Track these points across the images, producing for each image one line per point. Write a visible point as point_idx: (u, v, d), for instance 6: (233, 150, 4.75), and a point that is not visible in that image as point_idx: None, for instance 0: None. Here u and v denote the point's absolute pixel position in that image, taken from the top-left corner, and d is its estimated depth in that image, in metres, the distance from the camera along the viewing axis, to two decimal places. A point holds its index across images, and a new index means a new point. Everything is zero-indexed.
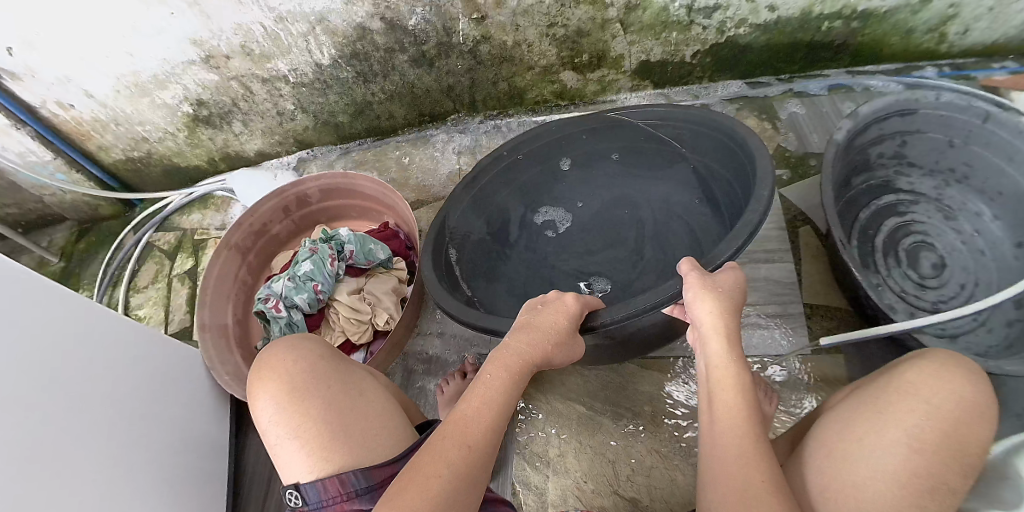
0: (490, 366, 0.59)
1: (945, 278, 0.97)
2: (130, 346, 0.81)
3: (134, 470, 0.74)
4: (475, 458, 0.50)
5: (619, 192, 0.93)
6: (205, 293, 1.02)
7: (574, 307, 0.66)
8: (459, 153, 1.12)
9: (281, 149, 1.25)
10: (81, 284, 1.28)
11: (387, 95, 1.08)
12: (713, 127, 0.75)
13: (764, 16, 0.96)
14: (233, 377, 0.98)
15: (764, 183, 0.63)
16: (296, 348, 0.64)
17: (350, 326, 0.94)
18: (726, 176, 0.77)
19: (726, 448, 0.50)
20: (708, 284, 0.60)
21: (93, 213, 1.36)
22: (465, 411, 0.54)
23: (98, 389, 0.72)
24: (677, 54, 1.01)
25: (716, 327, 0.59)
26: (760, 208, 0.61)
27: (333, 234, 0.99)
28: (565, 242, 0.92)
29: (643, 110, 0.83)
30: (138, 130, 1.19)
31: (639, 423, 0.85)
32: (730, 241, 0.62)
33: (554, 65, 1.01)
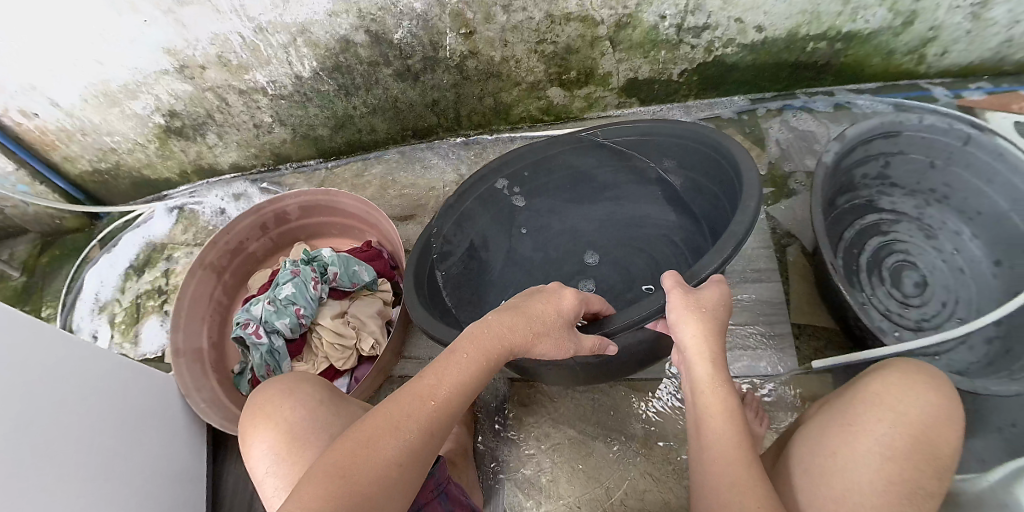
0: (466, 345, 0.53)
1: (927, 296, 0.98)
2: (100, 372, 0.75)
3: (103, 507, 0.68)
4: (430, 444, 0.47)
5: (608, 209, 0.92)
6: (178, 314, 0.96)
7: (571, 307, 0.59)
8: (444, 168, 1.09)
9: (258, 163, 1.20)
10: (42, 301, 1.20)
11: (369, 109, 1.05)
12: (699, 141, 0.74)
13: (752, 36, 0.97)
14: (210, 405, 0.92)
15: (751, 194, 0.62)
16: (294, 394, 0.60)
17: (333, 352, 0.90)
18: (713, 188, 0.75)
19: (718, 477, 0.49)
20: (692, 303, 0.56)
21: (56, 226, 1.29)
22: (428, 389, 0.50)
23: (63, 420, 0.66)
24: (664, 72, 1.01)
25: (700, 336, 0.56)
26: (749, 213, 0.59)
27: (315, 254, 0.96)
28: (553, 260, 0.91)
29: (625, 127, 0.81)
30: (106, 141, 1.13)
31: (631, 446, 0.83)
32: (717, 253, 0.59)
33: (541, 82, 1.00)
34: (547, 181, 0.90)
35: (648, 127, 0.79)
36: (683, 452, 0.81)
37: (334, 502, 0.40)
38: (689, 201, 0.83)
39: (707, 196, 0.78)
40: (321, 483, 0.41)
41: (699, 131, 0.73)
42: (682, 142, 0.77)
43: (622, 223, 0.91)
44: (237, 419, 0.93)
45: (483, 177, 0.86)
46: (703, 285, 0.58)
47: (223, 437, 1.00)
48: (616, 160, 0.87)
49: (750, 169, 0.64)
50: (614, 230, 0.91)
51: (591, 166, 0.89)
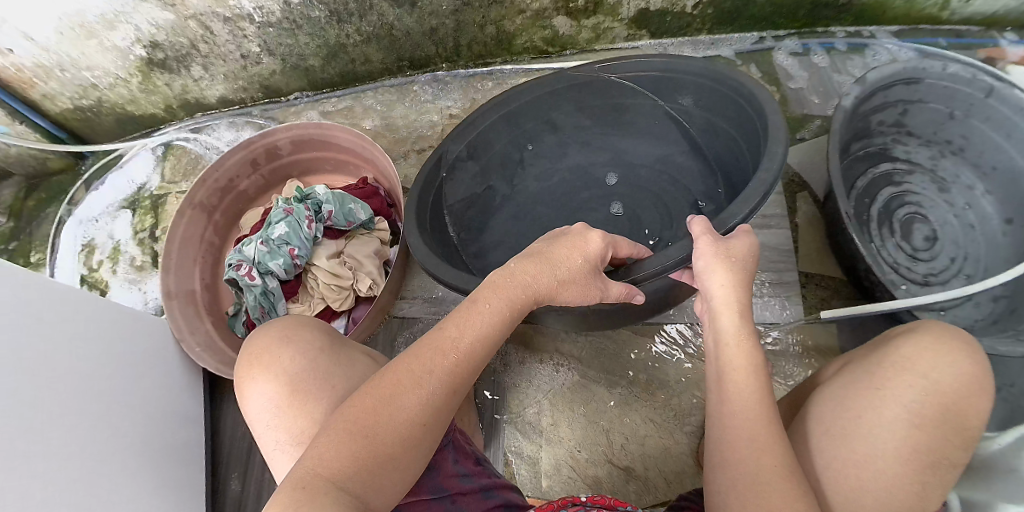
0: (489, 294, 0.50)
1: (936, 251, 0.95)
2: (88, 317, 0.73)
3: (99, 454, 0.68)
4: (451, 400, 0.46)
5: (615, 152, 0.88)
6: (168, 255, 0.94)
7: (597, 252, 0.54)
8: (443, 104, 1.04)
9: (246, 96, 1.15)
10: (32, 247, 1.17)
11: (363, 38, 0.98)
12: (718, 79, 0.70)
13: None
14: (205, 349, 0.91)
15: (777, 141, 0.59)
16: (292, 343, 0.58)
17: (330, 293, 0.88)
18: (732, 134, 0.72)
19: (734, 432, 0.48)
20: (722, 253, 0.53)
21: (41, 167, 1.24)
22: (449, 342, 0.47)
23: (46, 370, 0.64)
24: (678, 4, 0.94)
25: (732, 287, 0.53)
26: (774, 167, 0.57)
27: (309, 192, 0.91)
28: (557, 203, 0.88)
29: (640, 61, 0.76)
30: (86, 76, 1.07)
31: (633, 392, 0.82)
32: (741, 205, 0.57)
33: (547, 10, 0.92)
34: (551, 119, 0.85)
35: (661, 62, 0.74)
36: (685, 397, 0.81)
37: (357, 461, 0.40)
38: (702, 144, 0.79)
39: (722, 141, 0.75)
40: (344, 440, 0.41)
41: (715, 70, 0.69)
42: (695, 82, 0.73)
43: (629, 165, 0.87)
44: (232, 362, 0.92)
45: (483, 115, 0.81)
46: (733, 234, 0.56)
47: (221, 382, 0.99)
48: (623, 100, 0.82)
49: (776, 118, 0.60)
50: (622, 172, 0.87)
51: (596, 106, 0.84)
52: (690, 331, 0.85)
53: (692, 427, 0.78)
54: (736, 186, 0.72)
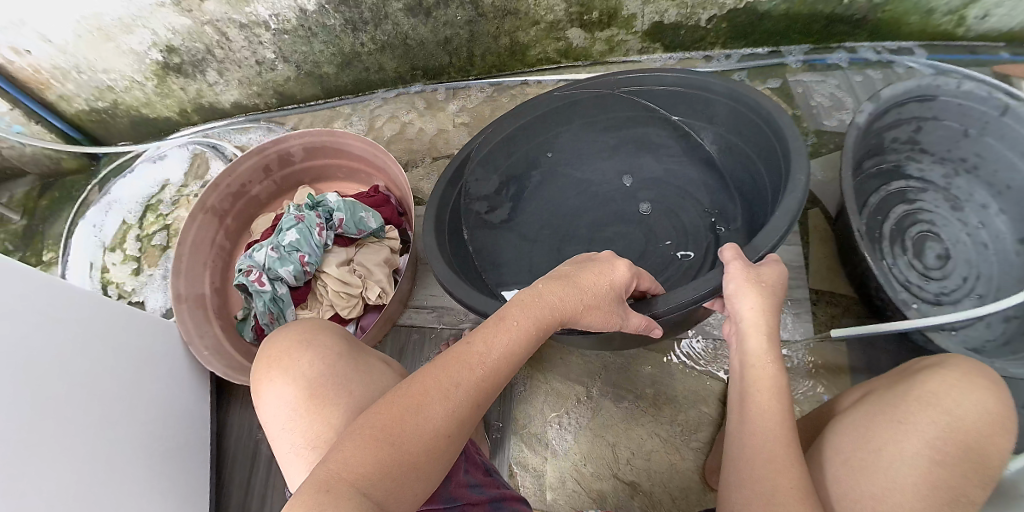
0: (517, 311, 0.50)
1: (948, 270, 0.94)
2: (94, 316, 0.72)
3: (105, 454, 0.68)
4: (473, 414, 0.46)
5: (627, 166, 0.87)
6: (179, 259, 0.94)
7: (623, 280, 0.55)
8: (456, 113, 1.05)
9: (260, 102, 1.15)
10: (44, 246, 1.18)
11: (377, 46, 0.99)
12: (736, 99, 0.70)
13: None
14: (213, 353, 0.91)
15: (799, 166, 0.60)
16: (311, 346, 0.58)
17: (340, 300, 0.88)
18: (746, 152, 0.74)
19: (754, 449, 0.49)
20: (754, 276, 0.54)
21: (55, 167, 1.25)
22: (476, 357, 0.47)
23: (55, 370, 0.64)
24: (692, 17, 0.93)
25: (762, 310, 0.54)
26: (798, 194, 0.58)
27: (320, 200, 0.93)
28: (567, 214, 0.87)
29: (658, 76, 0.76)
30: (103, 79, 1.08)
31: (639, 406, 0.81)
32: (769, 234, 0.58)
33: (561, 22, 0.92)
34: (564, 131, 0.85)
35: (674, 80, 0.75)
36: (692, 412, 0.80)
37: (382, 466, 0.40)
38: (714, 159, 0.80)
39: (735, 159, 0.77)
40: (369, 444, 0.40)
41: (727, 88, 0.71)
42: (708, 101, 0.75)
43: (639, 178, 0.87)
44: (240, 366, 0.92)
45: (494, 125, 0.81)
46: (764, 261, 0.58)
47: (227, 386, 0.99)
48: (634, 113, 0.82)
49: (797, 144, 0.62)
50: (633, 182, 0.87)
51: (608, 117, 0.84)
52: (700, 347, 0.84)
53: (699, 444, 0.78)
54: (753, 205, 0.74)
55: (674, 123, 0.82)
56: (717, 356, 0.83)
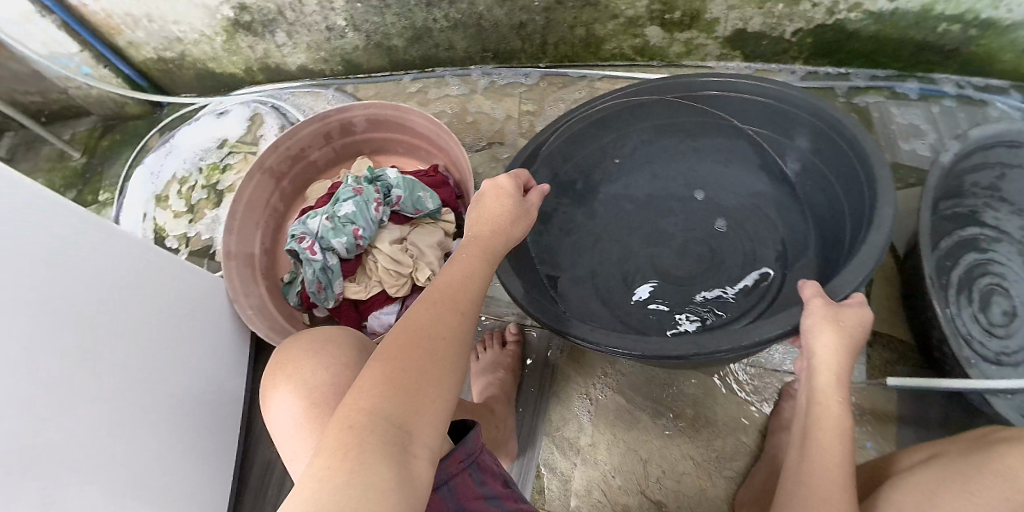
0: (459, 250, 0.53)
1: (1015, 329, 0.87)
2: (146, 269, 0.73)
3: (142, 408, 0.69)
4: (464, 330, 0.47)
5: (694, 175, 0.84)
6: (234, 216, 0.95)
7: (512, 186, 0.58)
8: (523, 100, 1.03)
9: (327, 68, 1.15)
10: (101, 186, 1.22)
11: (450, 24, 0.97)
12: (819, 115, 0.66)
13: (880, 5, 0.82)
14: (256, 312, 0.92)
15: (886, 197, 0.56)
16: (315, 356, 0.57)
17: (389, 278, 0.87)
18: (827, 173, 0.70)
19: (808, 490, 0.46)
20: (833, 313, 0.51)
21: (119, 111, 1.28)
22: (439, 288, 0.49)
23: (106, 320, 0.65)
24: (777, 28, 0.88)
25: (836, 351, 0.51)
26: (884, 230, 0.54)
27: (379, 175, 0.92)
28: (623, 217, 0.84)
29: (734, 86, 0.72)
30: (173, 29, 1.09)
31: (677, 425, 0.78)
32: (853, 272, 0.55)
33: (641, 18, 0.88)
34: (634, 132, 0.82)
35: (745, 85, 0.71)
36: (730, 439, 0.77)
37: (400, 391, 0.40)
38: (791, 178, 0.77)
39: (813, 180, 0.73)
40: (380, 380, 0.41)
41: (812, 106, 0.66)
42: (791, 118, 0.70)
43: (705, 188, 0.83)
44: (281, 329, 0.92)
45: (565, 118, 0.77)
46: (847, 301, 0.54)
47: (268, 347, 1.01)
48: (706, 119, 0.79)
49: (885, 176, 0.57)
50: (701, 189, 0.83)
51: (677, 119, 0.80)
52: (746, 372, 0.81)
53: (733, 473, 0.74)
54: (828, 232, 0.71)
55: (750, 135, 0.78)
56: (763, 385, 0.79)
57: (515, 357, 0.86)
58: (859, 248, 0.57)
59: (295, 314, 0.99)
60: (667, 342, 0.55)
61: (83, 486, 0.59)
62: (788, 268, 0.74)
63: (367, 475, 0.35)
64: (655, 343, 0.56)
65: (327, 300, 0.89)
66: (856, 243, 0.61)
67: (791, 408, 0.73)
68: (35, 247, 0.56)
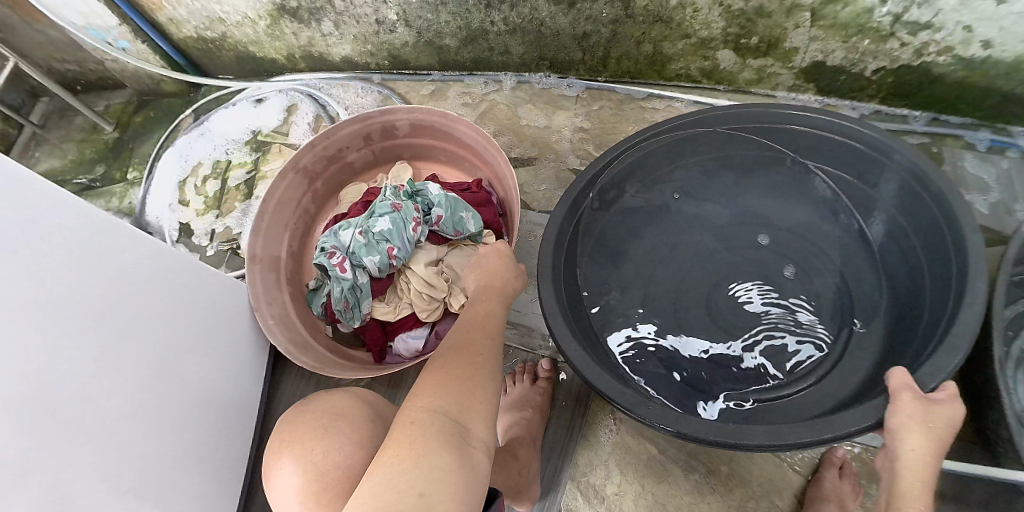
0: (478, 299, 0.63)
1: None
2: (163, 270, 0.73)
3: (150, 417, 0.68)
4: (495, 347, 0.56)
5: (756, 209, 0.76)
6: (262, 218, 0.91)
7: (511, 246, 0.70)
8: (577, 115, 0.98)
9: (372, 62, 1.11)
10: (130, 163, 1.21)
11: (508, 28, 0.92)
12: (912, 171, 0.61)
13: (973, 51, 0.70)
14: (277, 322, 0.88)
15: (977, 268, 0.51)
16: (327, 435, 0.55)
17: (421, 302, 0.83)
18: (906, 229, 0.64)
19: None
20: (925, 415, 0.46)
21: (155, 87, 1.26)
22: (468, 323, 0.58)
23: (127, 324, 0.65)
24: (858, 64, 0.80)
25: (926, 453, 0.46)
26: (978, 307, 0.49)
27: (420, 189, 0.87)
28: (670, 245, 0.77)
29: (824, 117, 0.66)
30: (215, 10, 1.06)
31: (710, 482, 0.71)
32: (947, 356, 0.48)
33: (715, 40, 0.82)
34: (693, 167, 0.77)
35: (828, 122, 0.66)
36: (764, 502, 0.69)
37: (453, 393, 0.48)
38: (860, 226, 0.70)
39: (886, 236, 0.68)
40: (433, 388, 0.48)
41: (906, 157, 0.61)
42: (873, 170, 0.66)
43: (767, 222, 0.76)
44: (301, 343, 0.87)
45: (621, 146, 0.71)
46: (937, 394, 0.48)
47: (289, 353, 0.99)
48: (774, 155, 0.74)
49: (978, 258, 0.52)
50: (765, 224, 0.76)
51: (740, 152, 0.75)
52: None
53: None
54: (901, 297, 0.64)
55: (820, 179, 0.72)
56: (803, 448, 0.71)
57: (546, 395, 0.79)
58: (946, 325, 0.51)
59: (316, 323, 0.95)
60: (748, 427, 0.49)
61: (78, 494, 0.57)
62: (853, 326, 0.67)
63: (431, 460, 0.40)
64: (730, 428, 0.49)
65: (353, 320, 0.85)
66: (939, 316, 0.54)
67: (834, 479, 0.65)
68: (63, 246, 0.57)
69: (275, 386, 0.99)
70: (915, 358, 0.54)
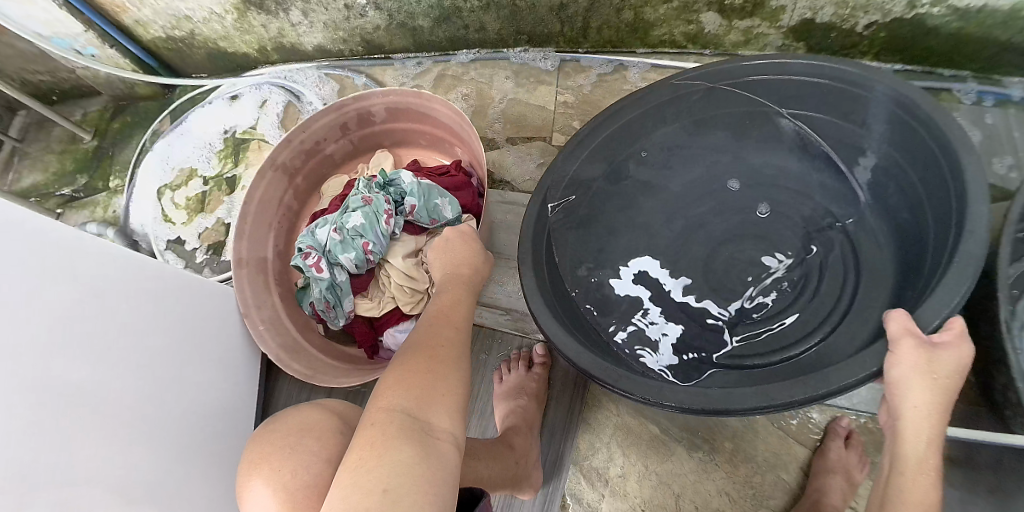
0: (444, 291, 0.61)
1: None
2: (159, 288, 0.72)
3: (149, 430, 0.67)
4: (460, 338, 0.53)
5: (751, 175, 0.73)
6: (244, 221, 0.88)
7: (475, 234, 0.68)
8: (560, 90, 0.95)
9: (344, 48, 1.08)
10: (110, 172, 1.19)
11: (482, 3, 0.89)
12: (900, 102, 0.57)
13: (968, 0, 0.67)
14: (269, 327, 0.88)
15: (976, 192, 0.48)
16: (293, 451, 0.54)
17: (403, 295, 0.83)
18: (902, 165, 0.61)
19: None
20: (931, 367, 0.42)
21: (130, 92, 1.24)
22: (434, 316, 0.56)
23: (116, 339, 0.64)
24: (848, 20, 0.76)
25: (931, 407, 0.44)
26: (977, 234, 0.45)
27: (393, 178, 0.85)
28: (659, 217, 0.76)
29: (804, 62, 0.63)
30: (180, 7, 1.03)
31: (713, 459, 0.69)
32: (952, 286, 0.45)
33: (697, 3, 0.79)
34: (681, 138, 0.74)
35: (801, 68, 0.63)
36: (769, 476, 0.67)
37: (412, 388, 0.45)
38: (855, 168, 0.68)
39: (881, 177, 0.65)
40: (399, 381, 0.46)
41: (886, 86, 0.58)
42: (858, 108, 0.63)
43: (761, 187, 0.73)
44: (294, 348, 0.87)
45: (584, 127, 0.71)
46: (941, 336, 0.44)
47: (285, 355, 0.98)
48: (753, 117, 0.72)
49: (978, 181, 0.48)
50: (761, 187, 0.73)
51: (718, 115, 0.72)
52: None
53: None
54: (908, 243, 0.61)
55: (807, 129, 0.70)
56: (806, 420, 0.69)
57: (541, 381, 0.78)
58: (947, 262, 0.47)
59: (310, 322, 0.94)
60: (733, 392, 0.47)
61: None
62: (859, 271, 0.64)
63: (396, 457, 0.39)
64: (716, 394, 0.47)
65: (338, 318, 0.87)
66: (942, 247, 0.51)
67: (839, 449, 0.63)
68: (42, 266, 0.56)
69: (273, 388, 0.98)
70: (917, 302, 0.51)
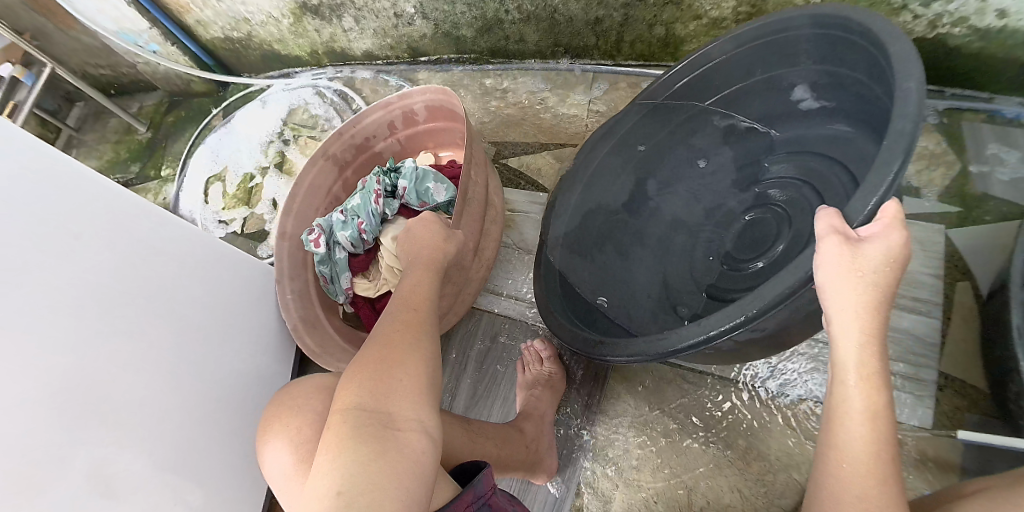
0: (414, 274, 0.65)
1: None
2: (211, 266, 0.81)
3: (194, 393, 0.74)
4: (419, 318, 0.57)
5: (762, 169, 0.77)
6: (293, 200, 0.95)
7: (434, 217, 0.71)
8: (592, 99, 0.99)
9: (391, 55, 1.14)
10: (164, 162, 1.28)
11: (523, 16, 0.94)
12: (832, 22, 0.58)
13: (988, 21, 0.70)
14: (296, 298, 0.93)
15: (908, 74, 0.46)
16: (300, 412, 0.59)
17: (392, 275, 0.93)
18: (862, 78, 0.59)
19: (841, 480, 0.41)
20: (857, 270, 0.42)
21: (184, 88, 1.33)
22: (398, 304, 0.59)
23: (171, 307, 0.72)
24: None
25: (864, 308, 0.43)
26: (910, 114, 0.43)
27: (397, 167, 0.95)
28: (679, 221, 0.81)
29: (732, 35, 0.69)
30: (241, 10, 1.11)
31: (728, 456, 0.73)
32: (883, 170, 0.42)
33: (726, 20, 0.83)
34: (695, 153, 0.81)
35: (752, 32, 0.67)
36: (780, 475, 0.69)
37: (368, 385, 0.48)
38: (839, 103, 0.66)
39: (852, 100, 0.63)
40: (357, 375, 0.50)
41: (806, 14, 0.61)
42: (799, 43, 0.65)
43: (774, 182, 0.75)
44: (312, 322, 0.93)
45: (599, 134, 0.80)
46: (870, 227, 0.43)
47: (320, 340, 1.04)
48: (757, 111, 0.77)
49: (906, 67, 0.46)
50: (770, 167, 0.77)
51: (720, 112, 0.79)
52: (805, 400, 0.72)
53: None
54: None
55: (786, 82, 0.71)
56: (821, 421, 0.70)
57: (557, 373, 0.81)
58: None
59: (335, 305, 1.01)
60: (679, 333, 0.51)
61: (122, 472, 0.62)
62: None
63: (346, 458, 0.43)
64: (667, 340, 0.52)
65: (337, 293, 0.97)
66: None
67: None
68: (116, 236, 0.64)
69: (308, 372, 1.04)
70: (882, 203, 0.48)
